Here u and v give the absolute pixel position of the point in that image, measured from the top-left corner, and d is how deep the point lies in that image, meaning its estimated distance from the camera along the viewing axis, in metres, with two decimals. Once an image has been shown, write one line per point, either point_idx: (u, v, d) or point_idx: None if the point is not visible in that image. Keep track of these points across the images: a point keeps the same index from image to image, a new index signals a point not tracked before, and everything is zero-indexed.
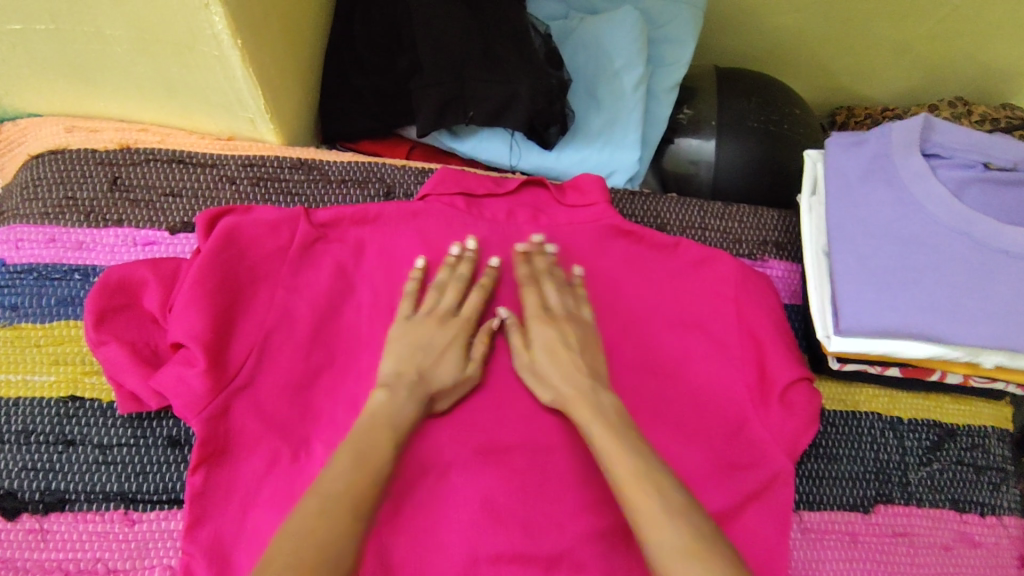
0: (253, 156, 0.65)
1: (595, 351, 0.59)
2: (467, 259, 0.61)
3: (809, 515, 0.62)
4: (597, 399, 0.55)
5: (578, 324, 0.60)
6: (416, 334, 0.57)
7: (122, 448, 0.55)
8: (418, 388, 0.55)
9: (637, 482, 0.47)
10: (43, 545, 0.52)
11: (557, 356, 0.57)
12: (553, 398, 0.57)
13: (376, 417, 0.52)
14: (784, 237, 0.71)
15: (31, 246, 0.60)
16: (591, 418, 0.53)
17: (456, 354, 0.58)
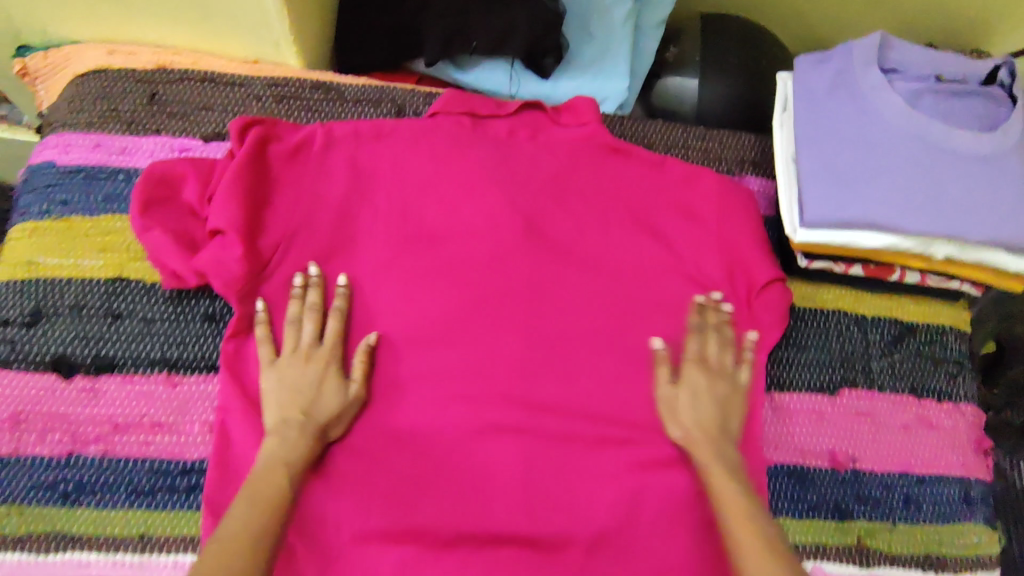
0: (277, 78, 0.72)
1: (735, 406, 0.63)
2: (313, 286, 0.62)
3: (779, 395, 0.69)
4: (720, 447, 0.60)
5: (728, 380, 0.64)
6: (292, 374, 0.59)
7: (164, 322, 0.61)
8: (298, 426, 0.57)
9: (751, 535, 0.52)
10: (95, 401, 0.59)
11: (688, 408, 0.62)
12: (682, 436, 0.61)
13: (276, 462, 0.55)
14: (759, 156, 0.78)
15: (78, 151, 0.66)
16: (718, 464, 0.59)
17: (337, 394, 0.59)
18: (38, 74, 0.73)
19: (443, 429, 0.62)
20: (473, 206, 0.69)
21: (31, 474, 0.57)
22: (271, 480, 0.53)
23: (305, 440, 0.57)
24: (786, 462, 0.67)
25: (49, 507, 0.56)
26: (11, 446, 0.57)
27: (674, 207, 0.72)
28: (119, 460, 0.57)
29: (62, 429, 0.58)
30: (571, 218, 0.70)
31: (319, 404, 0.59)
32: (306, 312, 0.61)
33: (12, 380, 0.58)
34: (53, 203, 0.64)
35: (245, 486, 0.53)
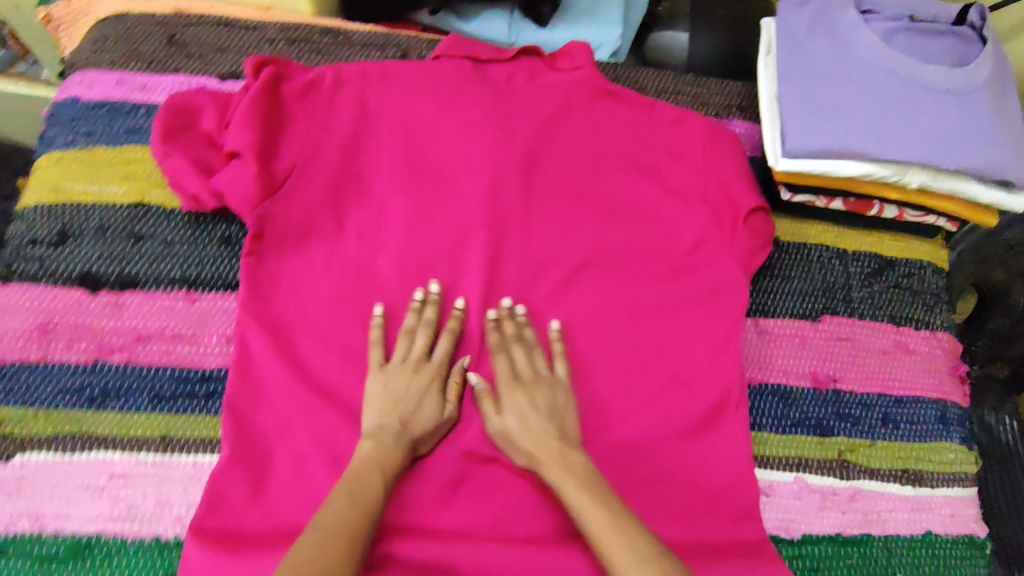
0: (289, 24, 0.76)
1: (567, 416, 0.62)
2: (428, 304, 0.65)
3: (764, 320, 0.73)
4: (568, 459, 0.58)
5: (552, 385, 0.63)
6: (397, 384, 0.61)
7: (184, 245, 0.65)
8: (403, 436, 0.59)
9: (623, 550, 0.50)
10: (119, 313, 0.62)
11: (524, 425, 0.61)
12: (528, 461, 0.60)
13: (376, 469, 0.56)
14: (746, 101, 0.81)
15: (102, 87, 0.70)
16: (567, 480, 0.56)
17: (439, 404, 0.62)
18: (61, 22, 0.77)
19: (446, 347, 0.66)
20: (473, 142, 0.73)
21: (57, 379, 0.60)
22: (355, 478, 0.55)
23: (400, 448, 0.58)
24: (770, 382, 0.71)
25: (73, 410, 0.59)
26: (40, 352, 0.60)
27: (665, 146, 0.76)
28: (142, 368, 0.61)
29: (88, 338, 0.61)
30: (567, 154, 0.74)
31: (420, 413, 0.61)
32: (420, 324, 0.64)
33: (41, 292, 0.62)
34: (78, 134, 0.68)
35: (344, 483, 0.54)
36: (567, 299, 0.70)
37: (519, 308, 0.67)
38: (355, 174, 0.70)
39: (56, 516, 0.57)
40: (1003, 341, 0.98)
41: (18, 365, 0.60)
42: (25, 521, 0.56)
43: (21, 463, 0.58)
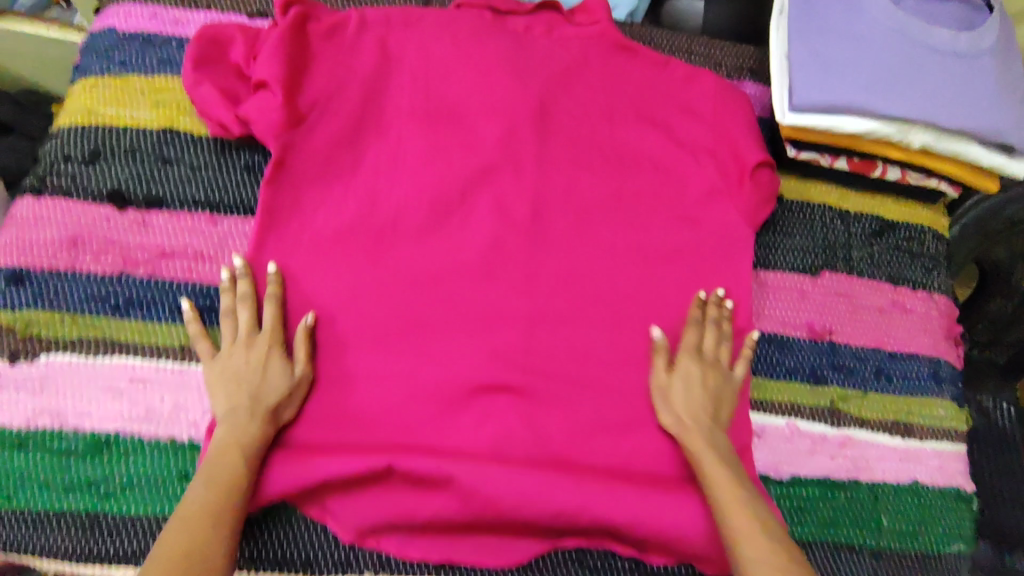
0: None
1: (727, 397, 0.67)
2: (243, 278, 0.63)
3: (765, 272, 0.74)
4: (715, 438, 0.64)
5: (716, 369, 0.68)
6: (234, 364, 0.61)
7: (208, 170, 0.68)
8: (256, 411, 0.60)
9: (748, 520, 0.57)
10: (145, 230, 0.65)
11: (687, 395, 0.66)
12: (674, 425, 0.65)
13: (230, 446, 0.57)
14: (758, 64, 0.83)
15: (137, 19, 0.73)
16: (709, 452, 0.62)
17: (284, 376, 0.61)
18: None
19: (455, 279, 0.68)
20: (490, 89, 0.75)
21: (83, 288, 0.63)
22: (224, 465, 0.56)
23: (259, 422, 0.59)
24: (768, 331, 0.73)
25: (97, 317, 0.62)
26: (68, 262, 0.63)
27: (676, 103, 0.78)
28: (165, 282, 0.64)
29: (115, 252, 0.64)
30: (580, 103, 0.76)
31: (271, 389, 0.61)
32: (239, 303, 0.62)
33: (73, 206, 0.65)
34: (112, 62, 0.71)
35: (202, 469, 0.56)
36: (574, 240, 0.72)
37: (726, 300, 0.71)
38: (375, 114, 0.73)
39: (77, 414, 0.59)
40: (1003, 325, 0.98)
41: (48, 271, 0.63)
42: (47, 417, 0.59)
43: (46, 363, 0.60)
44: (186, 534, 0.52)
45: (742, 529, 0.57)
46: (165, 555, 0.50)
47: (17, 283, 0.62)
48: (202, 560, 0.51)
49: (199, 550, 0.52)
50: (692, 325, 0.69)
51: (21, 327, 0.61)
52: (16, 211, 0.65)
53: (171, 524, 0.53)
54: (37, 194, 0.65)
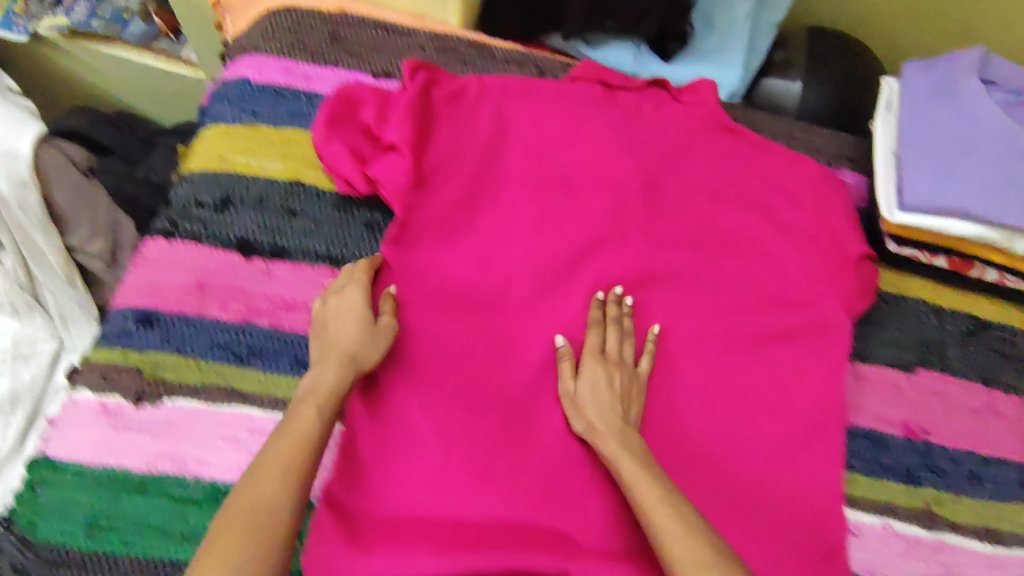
0: (439, 32, 0.81)
1: (634, 394, 0.67)
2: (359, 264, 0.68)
3: (862, 366, 0.75)
4: (626, 438, 0.62)
5: (622, 365, 0.68)
6: (340, 312, 0.63)
7: (331, 223, 0.70)
8: (337, 355, 0.60)
9: (666, 514, 0.55)
10: (269, 280, 0.67)
11: (587, 400, 0.65)
12: (585, 429, 0.64)
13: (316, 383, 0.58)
14: (857, 153, 0.84)
15: (270, 72, 0.76)
16: (621, 453, 0.61)
17: (355, 321, 0.62)
18: (229, 6, 0.83)
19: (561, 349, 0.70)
20: (601, 162, 0.76)
21: (209, 333, 0.65)
22: (320, 402, 0.56)
23: (337, 366, 0.59)
24: (863, 425, 0.73)
25: (221, 364, 0.64)
26: (197, 308, 0.65)
27: (781, 187, 0.79)
28: (286, 334, 0.66)
29: (240, 300, 0.66)
30: (687, 181, 0.77)
31: (347, 335, 0.61)
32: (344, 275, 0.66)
33: (202, 252, 0.67)
34: (245, 112, 0.74)
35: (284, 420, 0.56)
36: (674, 316, 0.74)
37: (626, 297, 0.72)
38: (488, 182, 0.75)
39: (197, 460, 0.60)
40: None
41: (177, 315, 0.65)
42: (167, 461, 0.60)
43: (170, 407, 0.62)
44: (292, 448, 0.53)
45: (661, 521, 0.55)
46: (274, 465, 0.52)
47: (147, 325, 0.64)
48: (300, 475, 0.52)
49: (297, 465, 0.52)
50: (595, 326, 0.69)
51: (149, 369, 0.63)
52: (148, 253, 0.67)
53: (276, 437, 0.54)
54: (168, 236, 0.68)
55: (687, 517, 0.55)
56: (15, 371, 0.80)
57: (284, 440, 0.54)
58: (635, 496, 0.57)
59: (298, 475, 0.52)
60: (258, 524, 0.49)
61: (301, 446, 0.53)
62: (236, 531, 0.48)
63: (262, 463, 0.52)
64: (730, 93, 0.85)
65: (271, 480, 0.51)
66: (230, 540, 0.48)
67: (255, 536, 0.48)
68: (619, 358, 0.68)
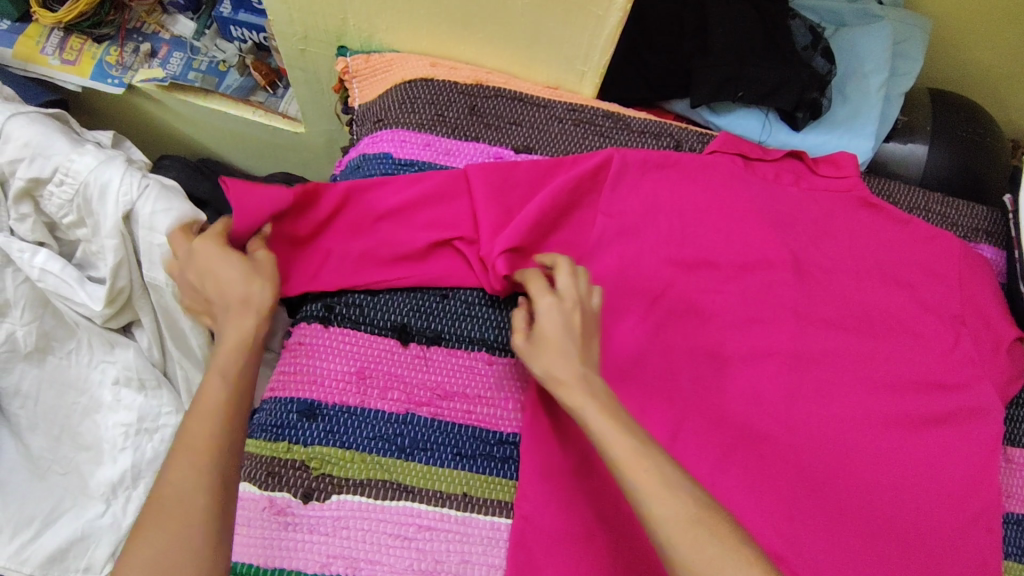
0: (575, 104, 0.81)
1: (593, 339, 0.61)
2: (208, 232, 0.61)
3: (1013, 449, 0.74)
4: (593, 388, 0.57)
5: (585, 308, 0.61)
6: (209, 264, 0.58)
7: (484, 306, 0.70)
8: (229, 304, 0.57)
9: (645, 470, 0.51)
10: (427, 367, 0.66)
11: (547, 341, 0.59)
12: (544, 377, 0.59)
13: (228, 331, 0.56)
14: (994, 226, 0.83)
15: (411, 147, 0.76)
16: (586, 404, 0.55)
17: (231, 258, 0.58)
18: (357, 73, 0.83)
19: (718, 435, 0.68)
20: (746, 238, 0.75)
21: (371, 425, 0.63)
22: (235, 368, 0.54)
23: (244, 311, 0.57)
24: (1016, 511, 0.72)
25: (385, 457, 0.63)
26: (358, 397, 0.64)
27: (928, 262, 0.77)
28: (446, 423, 0.65)
29: (399, 389, 0.65)
30: (832, 258, 0.77)
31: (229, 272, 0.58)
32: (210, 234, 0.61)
33: (360, 339, 0.66)
34: None
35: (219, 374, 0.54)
36: (830, 395, 0.71)
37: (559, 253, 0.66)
38: (634, 260, 0.74)
39: (370, 562, 0.59)
40: None
41: (340, 407, 0.64)
42: (341, 563, 0.58)
43: (337, 504, 0.60)
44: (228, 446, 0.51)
45: (634, 475, 0.51)
46: (187, 450, 0.49)
47: (310, 417, 0.63)
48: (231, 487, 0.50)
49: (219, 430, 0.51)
50: (534, 273, 0.64)
51: (315, 464, 0.61)
52: (305, 339, 0.66)
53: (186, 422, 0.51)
54: (325, 322, 0.66)
55: (650, 459, 0.52)
56: (138, 445, 0.80)
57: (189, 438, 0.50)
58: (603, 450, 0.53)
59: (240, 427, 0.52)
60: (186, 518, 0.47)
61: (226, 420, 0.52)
62: (163, 511, 0.47)
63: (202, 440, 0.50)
64: (861, 163, 0.83)
65: (189, 466, 0.49)
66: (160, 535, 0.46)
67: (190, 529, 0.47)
68: (571, 297, 0.60)
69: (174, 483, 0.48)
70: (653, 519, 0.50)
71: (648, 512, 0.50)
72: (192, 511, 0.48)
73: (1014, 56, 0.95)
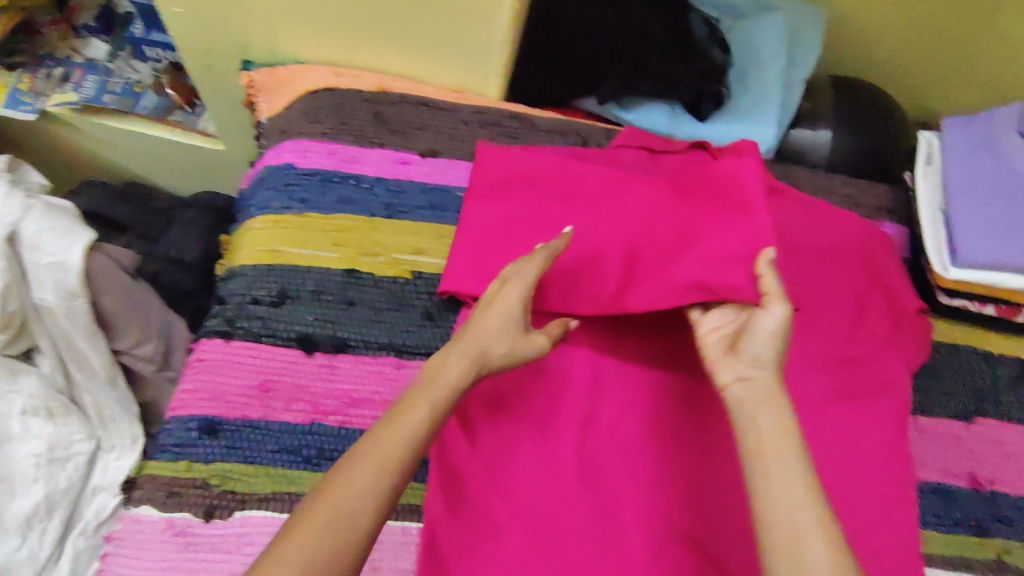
0: (480, 106, 0.81)
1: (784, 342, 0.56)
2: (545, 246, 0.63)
3: (922, 419, 0.76)
4: (775, 403, 0.53)
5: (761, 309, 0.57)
6: (491, 316, 0.59)
7: (392, 313, 0.69)
8: (475, 348, 0.57)
9: (801, 499, 0.47)
10: (333, 375, 0.65)
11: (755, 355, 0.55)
12: (740, 396, 0.54)
13: (459, 364, 0.56)
14: (895, 204, 0.86)
15: (315, 156, 0.75)
16: (783, 421, 0.51)
17: (516, 312, 0.60)
18: (262, 87, 0.82)
19: (631, 423, 0.68)
20: None
21: (276, 438, 0.62)
22: (444, 397, 0.54)
23: (467, 363, 0.56)
24: (931, 480, 0.73)
25: (291, 469, 0.61)
26: (261, 411, 0.63)
27: (833, 242, 0.79)
28: (356, 431, 0.63)
29: (304, 399, 0.64)
30: None
31: (500, 327, 0.59)
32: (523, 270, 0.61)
33: (262, 352, 0.65)
34: (293, 200, 0.72)
35: (412, 388, 0.54)
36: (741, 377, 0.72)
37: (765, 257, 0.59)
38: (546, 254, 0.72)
39: None
40: None
41: (241, 421, 0.62)
42: None
43: (241, 520, 0.59)
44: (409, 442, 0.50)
45: (781, 502, 0.48)
46: (374, 459, 0.49)
47: (210, 435, 0.62)
48: (390, 496, 0.48)
49: (393, 460, 0.49)
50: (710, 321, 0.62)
51: (217, 481, 0.60)
52: (205, 356, 0.65)
53: (379, 427, 0.51)
54: (226, 337, 0.65)
55: (799, 473, 0.49)
56: (52, 475, 0.76)
57: (385, 450, 0.49)
58: (752, 449, 0.51)
59: (414, 448, 0.50)
60: (343, 534, 0.45)
61: (413, 443, 0.51)
62: (323, 512, 0.46)
63: (380, 439, 0.50)
64: (764, 151, 0.86)
65: (367, 472, 0.48)
66: (304, 539, 0.44)
67: (329, 539, 0.45)
68: (783, 299, 0.56)
69: (341, 487, 0.47)
70: (806, 560, 0.45)
71: (800, 557, 0.45)
72: (351, 522, 0.46)
73: (909, 41, 0.98)
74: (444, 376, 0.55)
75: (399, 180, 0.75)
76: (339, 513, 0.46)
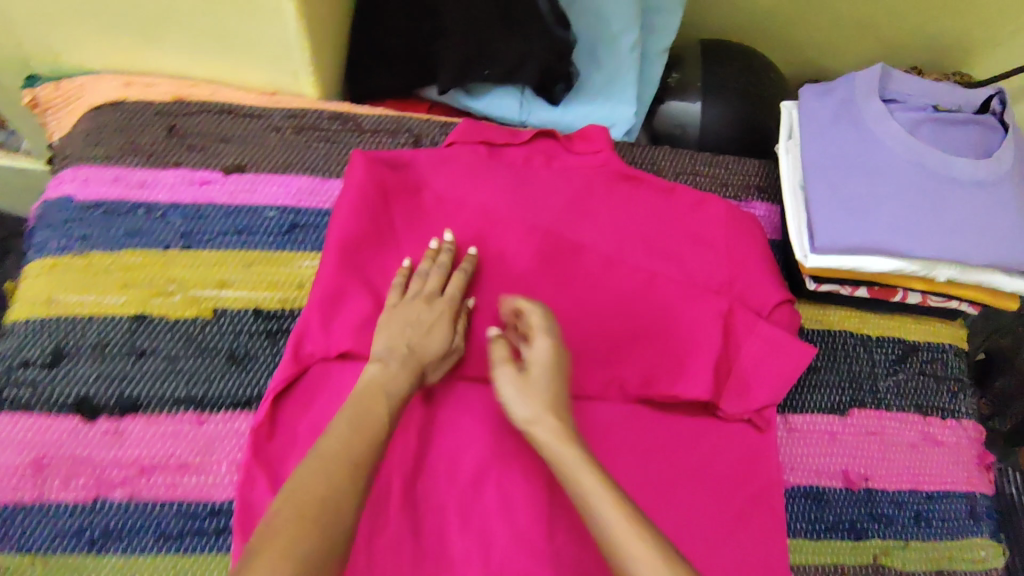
0: (294, 109, 0.73)
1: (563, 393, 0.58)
2: (442, 260, 0.65)
3: (792, 416, 0.71)
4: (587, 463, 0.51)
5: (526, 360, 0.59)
6: (416, 318, 0.61)
7: (189, 363, 0.61)
8: (417, 356, 0.59)
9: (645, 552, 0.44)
10: (119, 443, 0.58)
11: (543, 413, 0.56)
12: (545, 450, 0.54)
13: (412, 367, 0.58)
14: (764, 181, 0.80)
15: (97, 186, 0.66)
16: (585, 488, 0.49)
17: (443, 318, 0.62)
18: (49, 103, 0.72)
19: (467, 457, 0.62)
20: (491, 234, 0.69)
21: (53, 521, 0.55)
22: (392, 401, 0.55)
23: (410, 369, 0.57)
24: (801, 482, 0.69)
25: (71, 555, 0.55)
26: (35, 491, 0.56)
27: (692, 232, 0.73)
28: (147, 503, 0.56)
29: (85, 473, 0.57)
30: (589, 242, 0.71)
31: (432, 333, 0.60)
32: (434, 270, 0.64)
33: (34, 424, 0.58)
34: (72, 239, 0.64)
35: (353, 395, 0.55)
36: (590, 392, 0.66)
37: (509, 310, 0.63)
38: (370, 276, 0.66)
39: None
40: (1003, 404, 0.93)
41: (12, 505, 0.55)
42: None
43: None
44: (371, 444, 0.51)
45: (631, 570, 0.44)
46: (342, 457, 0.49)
47: None
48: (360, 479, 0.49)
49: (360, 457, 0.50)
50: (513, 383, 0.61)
51: None
52: None
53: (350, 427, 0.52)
54: None
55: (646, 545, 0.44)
56: None
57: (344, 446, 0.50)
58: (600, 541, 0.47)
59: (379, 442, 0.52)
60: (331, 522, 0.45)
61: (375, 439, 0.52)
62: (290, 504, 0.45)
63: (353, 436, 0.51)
64: (618, 133, 0.80)
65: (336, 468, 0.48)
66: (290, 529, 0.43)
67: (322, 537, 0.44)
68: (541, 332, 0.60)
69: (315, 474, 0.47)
70: None
71: None
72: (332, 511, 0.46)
73: None
74: (364, 380, 0.57)
75: (199, 204, 0.67)
76: (307, 501, 0.45)
